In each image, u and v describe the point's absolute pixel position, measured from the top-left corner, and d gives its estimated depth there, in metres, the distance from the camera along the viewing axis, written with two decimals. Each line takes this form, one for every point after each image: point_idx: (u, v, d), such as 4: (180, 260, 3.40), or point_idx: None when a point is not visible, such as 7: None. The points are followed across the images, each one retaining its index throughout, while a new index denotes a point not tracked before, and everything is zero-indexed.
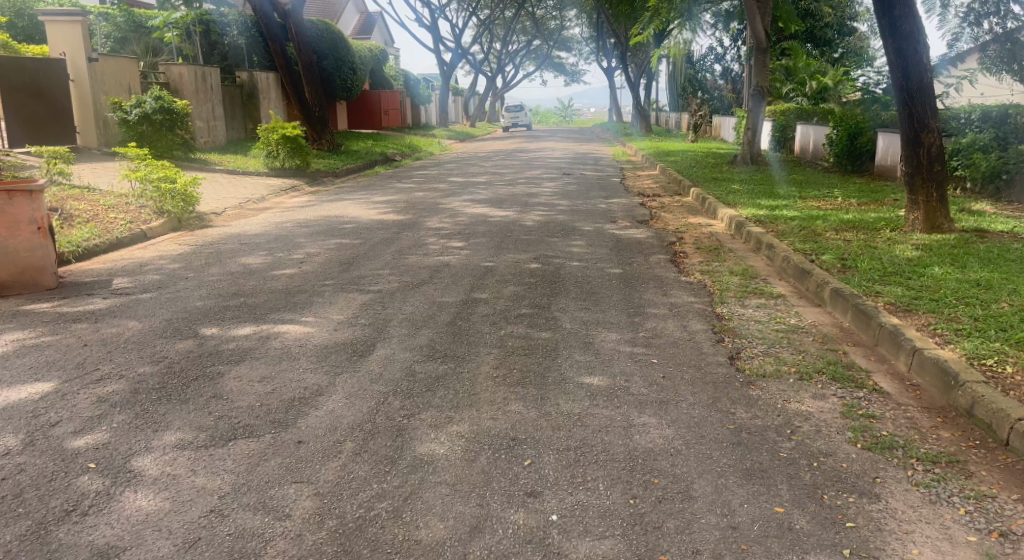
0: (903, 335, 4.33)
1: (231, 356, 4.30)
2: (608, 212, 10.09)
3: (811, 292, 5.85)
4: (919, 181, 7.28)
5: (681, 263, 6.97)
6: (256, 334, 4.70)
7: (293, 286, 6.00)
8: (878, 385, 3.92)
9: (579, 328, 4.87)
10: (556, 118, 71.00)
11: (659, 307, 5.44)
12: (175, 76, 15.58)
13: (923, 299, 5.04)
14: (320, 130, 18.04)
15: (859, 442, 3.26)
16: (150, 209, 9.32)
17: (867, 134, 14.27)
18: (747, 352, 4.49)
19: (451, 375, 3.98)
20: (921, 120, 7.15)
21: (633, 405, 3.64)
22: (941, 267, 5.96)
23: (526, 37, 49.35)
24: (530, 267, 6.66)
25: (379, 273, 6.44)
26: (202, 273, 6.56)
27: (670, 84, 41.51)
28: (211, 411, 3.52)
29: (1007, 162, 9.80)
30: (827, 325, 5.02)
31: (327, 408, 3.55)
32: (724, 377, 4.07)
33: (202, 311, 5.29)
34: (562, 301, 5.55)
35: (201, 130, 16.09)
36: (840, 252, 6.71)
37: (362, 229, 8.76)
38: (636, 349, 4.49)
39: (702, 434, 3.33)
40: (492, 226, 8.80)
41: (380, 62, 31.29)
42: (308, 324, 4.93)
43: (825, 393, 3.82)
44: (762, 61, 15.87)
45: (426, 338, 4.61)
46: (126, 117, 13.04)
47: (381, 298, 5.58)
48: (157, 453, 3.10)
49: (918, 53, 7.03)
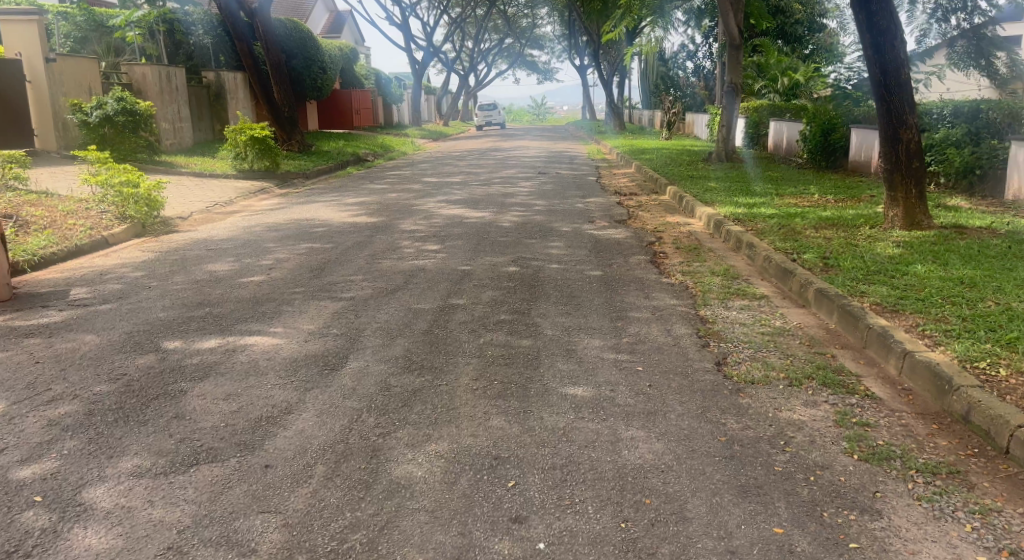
0: (892, 337, 4.22)
1: (194, 372, 4.06)
2: (586, 211, 9.94)
3: (794, 293, 5.74)
4: (898, 178, 7.21)
5: (661, 263, 6.84)
6: (221, 347, 4.47)
7: (261, 294, 5.76)
8: (870, 390, 3.81)
9: (560, 335, 4.70)
10: (529, 116, 70.86)
11: (641, 311, 5.29)
12: (138, 76, 15.17)
13: (909, 298, 4.94)
14: (289, 130, 17.68)
15: (855, 453, 3.13)
16: (112, 214, 9.00)
17: (840, 130, 14.29)
18: (734, 357, 4.35)
19: (428, 389, 3.79)
20: (899, 116, 7.08)
21: (620, 416, 3.48)
22: (924, 265, 5.89)
23: (498, 35, 49.13)
24: (508, 270, 6.48)
25: (351, 279, 6.22)
26: (166, 281, 6.30)
27: (642, 81, 41.52)
28: (171, 433, 3.29)
29: (981, 158, 9.82)
30: (813, 327, 4.91)
31: (297, 427, 3.34)
32: (712, 385, 3.92)
33: (165, 322, 5.04)
34: (542, 305, 5.38)
35: (166, 131, 15.68)
36: (821, 251, 6.63)
37: (334, 233, 8.52)
38: (620, 356, 4.33)
39: (693, 448, 3.18)
40: (468, 228, 8.61)
41: (350, 60, 30.90)
42: (277, 336, 4.70)
43: (817, 401, 3.69)
44: (735, 57, 15.85)
45: (402, 348, 4.41)
46: (86, 119, 12.65)
47: (354, 305, 5.36)
48: (111, 483, 2.87)
49: (895, 48, 6.96)
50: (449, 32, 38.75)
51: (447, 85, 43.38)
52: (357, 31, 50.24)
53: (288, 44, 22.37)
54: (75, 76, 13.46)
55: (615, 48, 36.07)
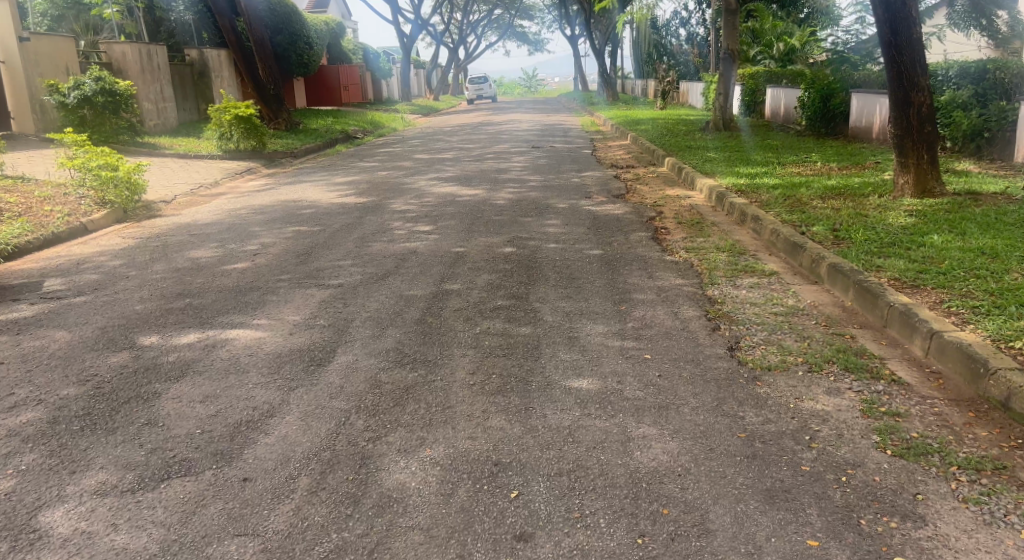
0: (917, 316, 3.95)
1: (171, 372, 3.71)
2: (582, 186, 9.63)
3: (804, 269, 5.47)
4: (908, 144, 6.90)
5: (663, 240, 6.56)
6: (201, 343, 4.16)
7: (245, 283, 5.45)
8: (896, 375, 3.55)
9: (562, 321, 4.43)
10: (520, 89, 70.01)
11: (646, 292, 5.01)
12: (118, 55, 14.68)
13: (929, 272, 4.69)
14: (275, 108, 17.22)
15: (888, 448, 2.87)
16: (90, 199, 8.63)
17: (839, 95, 13.95)
18: (747, 342, 4.08)
19: (421, 386, 3.51)
20: (911, 79, 6.75)
21: (630, 412, 3.22)
22: (941, 235, 5.61)
23: (486, 7, 48.23)
24: (504, 251, 6.19)
25: (340, 264, 5.91)
26: (146, 270, 5.98)
27: (635, 50, 40.90)
28: (142, 443, 2.95)
29: (988, 120, 9.53)
30: (827, 305, 4.64)
31: (280, 433, 3.05)
32: (727, 373, 3.66)
33: (143, 315, 4.71)
34: (542, 289, 5.10)
35: (149, 111, 15.20)
36: (830, 222, 6.35)
37: (322, 215, 8.19)
38: (627, 343, 4.06)
39: (711, 448, 2.92)
40: (462, 206, 8.30)
41: (336, 35, 30.29)
42: (260, 329, 4.40)
43: (840, 388, 3.43)
44: (731, 22, 15.45)
45: (393, 341, 4.12)
46: (64, 100, 12.17)
47: (342, 293, 5.07)
48: (72, 506, 2.55)
49: (907, 6, 6.65)
50: (436, 5, 37.90)
51: (436, 59, 42.59)
52: (343, 4, 49.36)
53: (272, 20, 21.71)
54: (51, 55, 12.97)
55: (605, 17, 35.33)
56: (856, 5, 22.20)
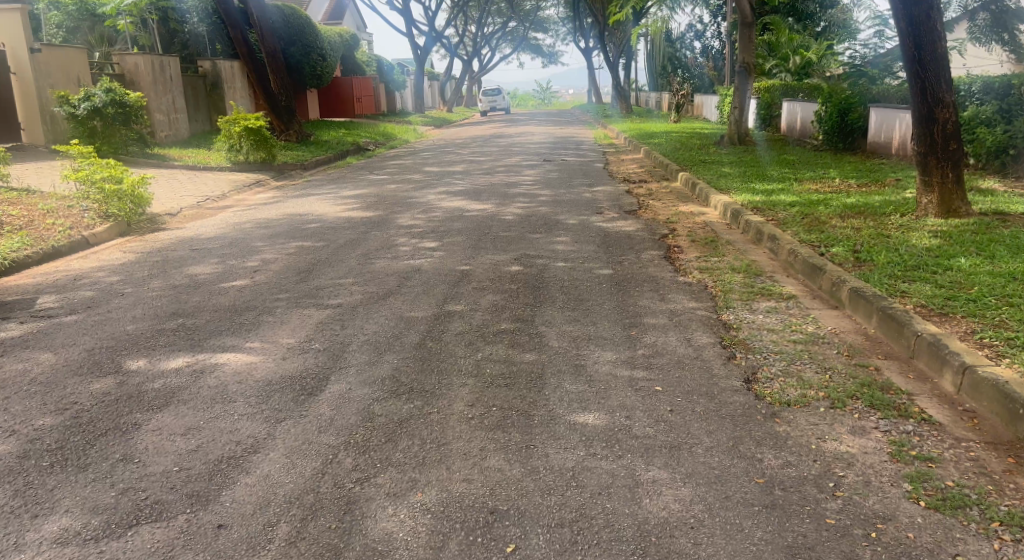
0: (947, 348, 3.71)
1: (154, 401, 3.51)
2: (593, 201, 9.42)
3: (824, 292, 5.22)
4: (932, 162, 6.64)
5: (676, 259, 6.33)
6: (189, 369, 3.96)
7: (241, 302, 5.26)
8: (926, 413, 3.30)
9: (568, 348, 4.21)
10: (535, 102, 69.93)
11: (657, 316, 4.77)
12: (130, 66, 14.65)
13: (958, 299, 4.44)
14: (286, 119, 17.14)
15: (921, 499, 2.63)
16: (94, 212, 8.48)
17: (857, 109, 13.69)
18: (765, 373, 3.84)
19: (416, 418, 3.31)
20: (936, 94, 6.49)
21: (638, 453, 3.00)
22: (968, 258, 5.36)
23: (501, 19, 48.26)
24: (511, 270, 5.98)
25: (341, 282, 5.72)
26: (142, 287, 5.81)
27: (649, 63, 40.73)
28: (114, 482, 2.75)
29: (1014, 136, 9.28)
30: (849, 333, 4.39)
31: (262, 473, 2.85)
32: (743, 409, 3.42)
33: (133, 336, 4.53)
34: (547, 311, 4.88)
35: (160, 122, 15.15)
36: (851, 242, 6.10)
37: (326, 229, 8.02)
38: (637, 373, 3.83)
39: (726, 495, 2.69)
40: (469, 222, 8.10)
41: (351, 47, 30.33)
42: (253, 352, 4.21)
43: (865, 428, 3.18)
44: (747, 36, 15.24)
45: (389, 368, 3.91)
46: (74, 112, 12.06)
47: (340, 315, 4.87)
48: (30, 556, 2.36)
49: (932, 19, 6.40)
50: (451, 17, 37.93)
51: (450, 71, 42.59)
52: (358, 16, 49.56)
53: (285, 31, 21.75)
54: (61, 67, 12.89)
55: (620, 29, 35.20)
56: (874, 19, 21.96)
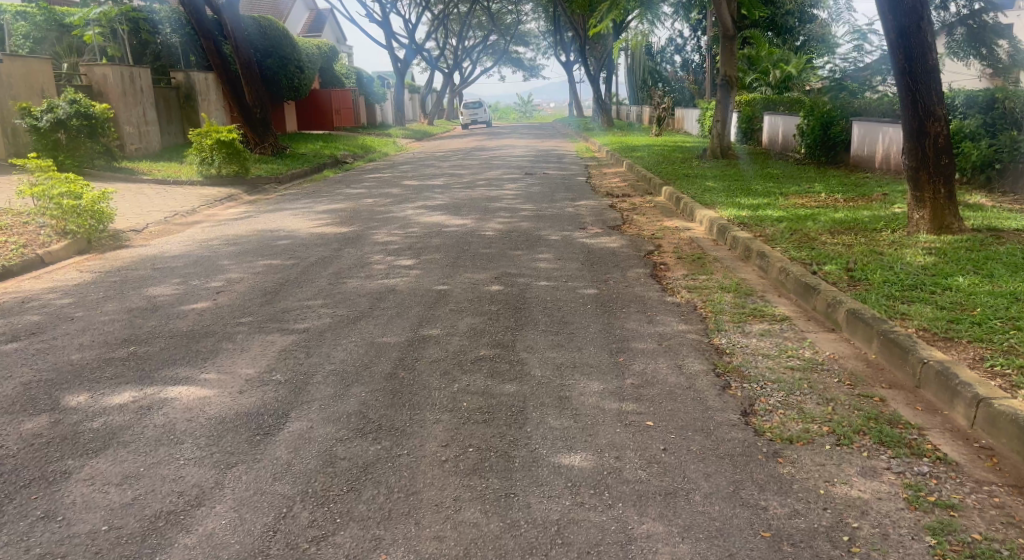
0: (957, 377, 3.45)
1: (90, 443, 3.18)
2: (576, 216, 9.15)
3: (819, 313, 4.96)
4: (924, 177, 6.43)
5: (663, 277, 6.07)
6: (135, 405, 3.60)
7: (201, 327, 4.92)
8: (941, 451, 3.03)
9: (552, 377, 3.89)
10: (516, 114, 69.70)
11: (646, 341, 4.48)
12: (98, 78, 14.18)
13: (962, 322, 4.19)
14: (261, 132, 16.70)
15: (947, 556, 2.36)
16: (51, 229, 8.07)
17: (840, 122, 13.59)
18: (762, 405, 3.55)
19: (383, 462, 2.99)
20: (927, 107, 6.27)
21: (631, 501, 2.70)
22: (966, 277, 5.13)
23: (482, 32, 48.07)
24: (490, 290, 5.68)
25: (309, 304, 5.38)
26: (95, 310, 5.45)
27: (630, 77, 40.73)
28: (29, 547, 2.44)
29: (1000, 150, 9.15)
30: (849, 359, 4.13)
31: (203, 531, 2.53)
32: (743, 447, 3.12)
33: (77, 368, 4.16)
34: (529, 335, 4.57)
35: (130, 135, 14.73)
36: (843, 260, 5.86)
37: (298, 247, 7.66)
38: (626, 406, 3.52)
39: (729, 553, 2.40)
40: (448, 237, 7.79)
41: (329, 59, 29.97)
42: (208, 385, 3.86)
43: (877, 469, 2.90)
44: (730, 49, 15.09)
45: (356, 402, 3.58)
46: (36, 124, 11.61)
47: (305, 341, 4.53)
48: None
49: (922, 30, 6.20)
50: (431, 30, 37.66)
51: (431, 83, 42.32)
52: (337, 28, 49.24)
53: (261, 43, 21.41)
54: (25, 77, 12.43)
55: (601, 43, 35.17)
56: (854, 33, 21.94)
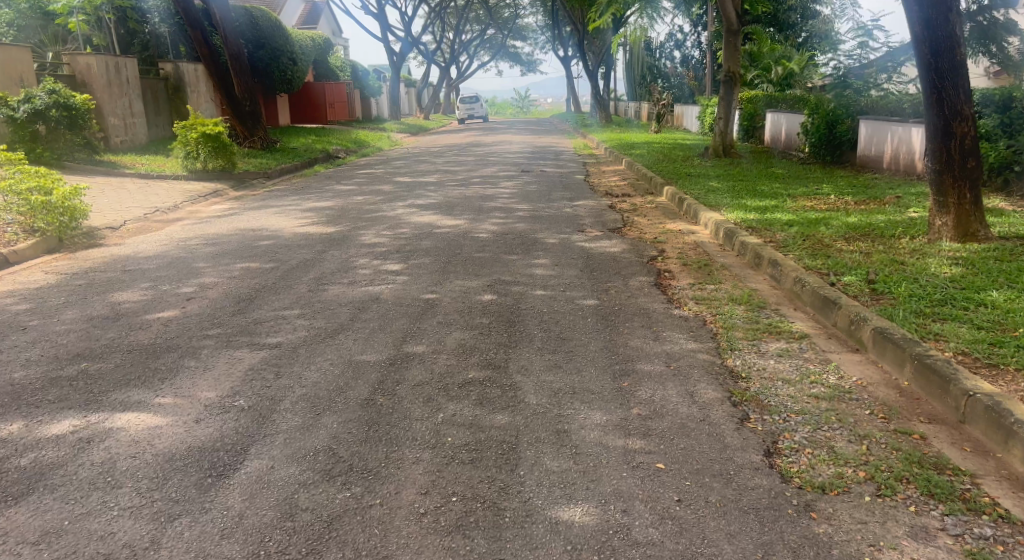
0: (1011, 414, 3.03)
1: (12, 488, 2.73)
2: (575, 217, 8.71)
3: (841, 330, 4.54)
4: (948, 181, 6.00)
5: (667, 287, 5.65)
6: (74, 437, 3.16)
7: (163, 340, 4.47)
8: (1004, 507, 2.61)
9: (549, 406, 3.45)
10: (512, 109, 69.05)
11: (653, 363, 4.05)
12: (81, 67, 13.69)
13: (1005, 345, 3.78)
14: (251, 125, 16.18)
15: None
16: (19, 226, 7.59)
17: (846, 121, 13.18)
18: (787, 443, 3.12)
19: (351, 515, 2.56)
20: (953, 106, 5.85)
21: None
22: (1001, 292, 4.71)
23: (480, 26, 47.55)
24: (482, 300, 5.24)
25: (284, 315, 4.93)
26: (52, 318, 4.99)
27: (629, 72, 40.28)
28: None
29: (1018, 151, 8.75)
30: (880, 386, 3.71)
31: None
32: (770, 499, 2.69)
33: (16, 390, 3.70)
34: (524, 354, 4.14)
35: (114, 127, 14.24)
36: (863, 270, 5.43)
37: (279, 248, 7.21)
38: (633, 444, 3.09)
39: None
40: (439, 240, 7.35)
41: (323, 52, 29.41)
42: (161, 412, 3.42)
43: (930, 530, 2.49)
44: (733, 44, 14.67)
45: (326, 436, 3.14)
46: (12, 114, 11.13)
47: (276, 359, 4.09)
48: None
49: (950, 22, 5.78)
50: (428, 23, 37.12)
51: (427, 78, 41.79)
52: (333, 21, 48.67)
53: (252, 34, 20.88)
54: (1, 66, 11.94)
55: (599, 37, 34.64)
56: (858, 29, 21.50)
